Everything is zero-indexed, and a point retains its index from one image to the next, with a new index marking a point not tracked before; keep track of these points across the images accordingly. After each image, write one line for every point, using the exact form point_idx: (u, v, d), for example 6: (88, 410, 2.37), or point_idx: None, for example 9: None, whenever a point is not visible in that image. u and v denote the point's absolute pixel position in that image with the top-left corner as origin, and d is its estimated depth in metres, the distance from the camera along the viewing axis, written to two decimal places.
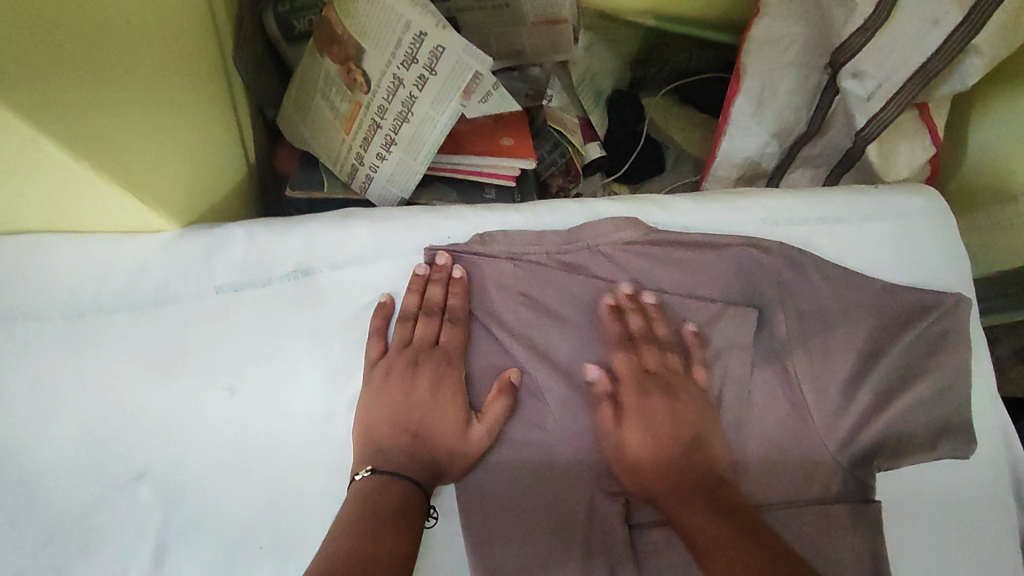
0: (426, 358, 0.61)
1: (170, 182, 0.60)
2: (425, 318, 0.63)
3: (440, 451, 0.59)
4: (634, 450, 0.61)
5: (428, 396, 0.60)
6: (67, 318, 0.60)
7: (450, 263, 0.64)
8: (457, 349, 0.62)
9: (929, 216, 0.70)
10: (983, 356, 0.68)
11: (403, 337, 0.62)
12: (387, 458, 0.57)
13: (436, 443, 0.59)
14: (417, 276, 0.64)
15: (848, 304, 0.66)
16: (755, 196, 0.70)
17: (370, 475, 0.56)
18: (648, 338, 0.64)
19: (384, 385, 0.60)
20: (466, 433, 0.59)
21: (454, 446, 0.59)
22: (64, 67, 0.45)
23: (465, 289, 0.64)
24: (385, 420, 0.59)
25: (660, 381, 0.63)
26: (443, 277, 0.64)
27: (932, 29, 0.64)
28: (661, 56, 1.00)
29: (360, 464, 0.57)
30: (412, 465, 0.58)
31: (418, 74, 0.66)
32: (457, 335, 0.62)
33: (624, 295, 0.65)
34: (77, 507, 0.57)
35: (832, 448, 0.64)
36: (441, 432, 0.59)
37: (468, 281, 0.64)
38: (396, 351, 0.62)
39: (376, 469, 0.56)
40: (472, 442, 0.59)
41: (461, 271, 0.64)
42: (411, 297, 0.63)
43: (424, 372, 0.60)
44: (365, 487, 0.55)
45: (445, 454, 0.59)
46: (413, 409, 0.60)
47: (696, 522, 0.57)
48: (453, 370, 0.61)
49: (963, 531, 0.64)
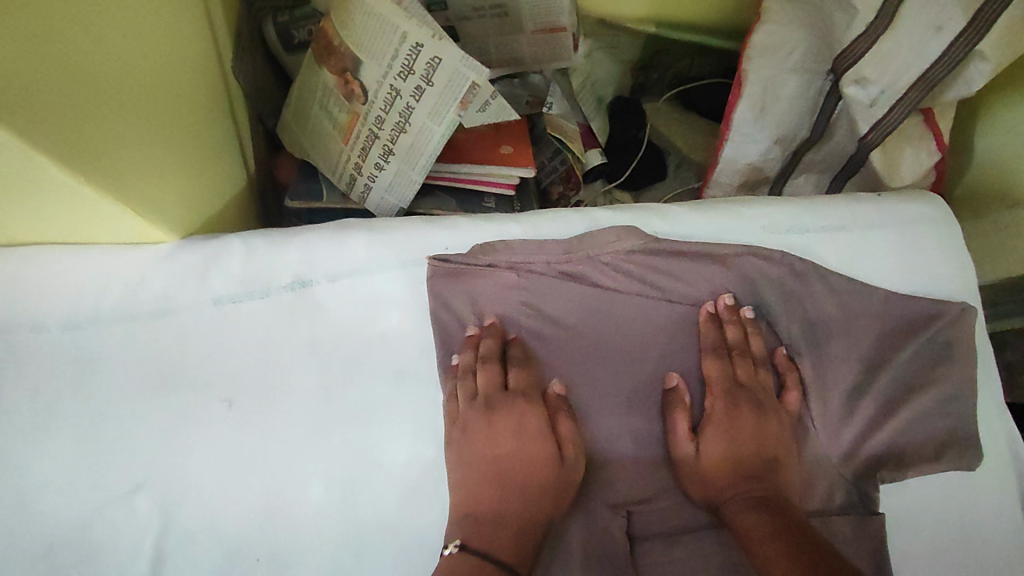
0: (501, 403, 0.61)
1: (169, 194, 0.60)
2: (486, 366, 0.62)
3: (540, 508, 0.58)
4: (709, 465, 0.61)
5: (514, 440, 0.60)
6: (66, 330, 0.60)
7: (498, 323, 0.64)
8: (533, 391, 0.62)
9: (935, 224, 0.69)
10: (990, 364, 0.67)
11: (471, 389, 0.61)
12: (484, 525, 0.57)
13: (533, 488, 0.59)
14: (469, 338, 0.64)
15: (851, 313, 0.65)
16: (756, 204, 0.68)
17: (460, 551, 0.55)
18: (744, 351, 0.64)
19: (464, 439, 0.60)
20: (561, 456, 0.60)
21: (546, 479, 0.59)
22: (63, 84, 0.46)
23: (523, 344, 0.64)
24: (477, 478, 0.59)
25: (750, 395, 0.63)
26: (495, 334, 0.63)
27: (936, 34, 0.63)
28: (662, 62, 0.99)
29: (451, 536, 0.57)
30: (510, 537, 0.57)
31: (415, 84, 0.66)
32: (526, 378, 0.62)
33: (725, 304, 0.65)
34: (76, 518, 0.57)
35: (836, 459, 0.63)
36: (533, 472, 0.59)
37: (524, 338, 0.64)
38: (466, 404, 0.61)
39: (465, 543, 0.55)
40: (568, 469, 0.60)
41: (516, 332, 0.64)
42: (466, 356, 0.63)
43: (504, 418, 0.61)
44: (457, 563, 0.54)
45: (551, 502, 0.59)
46: (502, 459, 0.60)
47: (749, 520, 0.57)
48: (532, 410, 0.61)
49: (970, 544, 0.63)
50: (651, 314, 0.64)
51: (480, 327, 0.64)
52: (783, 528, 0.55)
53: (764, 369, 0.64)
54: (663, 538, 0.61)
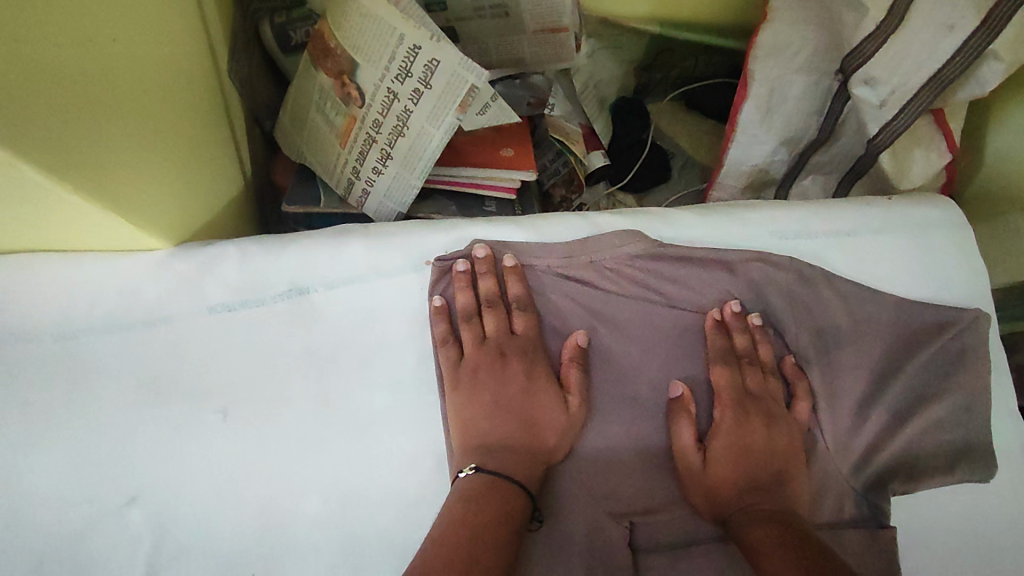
0: (510, 348, 0.61)
1: (162, 200, 0.59)
2: (491, 312, 0.62)
3: (545, 444, 0.59)
4: (716, 480, 0.60)
5: (524, 384, 0.60)
6: (58, 339, 0.59)
7: (491, 255, 0.63)
8: (538, 334, 0.62)
9: (946, 229, 0.67)
10: (1003, 372, 0.65)
11: (476, 335, 0.61)
12: (493, 455, 0.57)
13: (541, 426, 0.59)
14: (462, 274, 0.62)
15: (861, 321, 0.63)
16: (763, 208, 0.67)
17: (474, 473, 0.56)
18: (752, 358, 0.63)
19: (473, 381, 0.60)
20: (567, 402, 0.60)
21: (552, 420, 0.60)
22: (54, 92, 0.45)
23: (521, 276, 0.63)
24: (485, 415, 0.59)
25: (759, 403, 0.61)
26: (491, 269, 0.62)
27: (949, 33, 0.61)
28: (667, 61, 0.96)
29: (463, 461, 0.57)
30: (519, 464, 0.58)
31: (412, 87, 0.64)
32: (532, 322, 0.62)
33: (731, 312, 0.63)
34: (66, 533, 0.55)
35: (847, 471, 0.61)
36: (544, 415, 0.60)
37: (521, 268, 0.63)
38: (474, 348, 0.61)
39: (479, 467, 0.56)
40: (573, 414, 0.60)
41: (512, 261, 0.63)
42: (464, 295, 0.62)
43: (514, 361, 0.61)
44: (473, 485, 0.55)
45: (555, 440, 0.60)
46: (512, 398, 0.60)
47: (758, 532, 0.55)
48: (539, 355, 0.62)
49: (985, 559, 0.61)
50: (656, 321, 0.63)
51: (472, 260, 0.63)
52: (792, 541, 0.53)
53: (773, 378, 0.63)
54: (667, 550, 0.59)
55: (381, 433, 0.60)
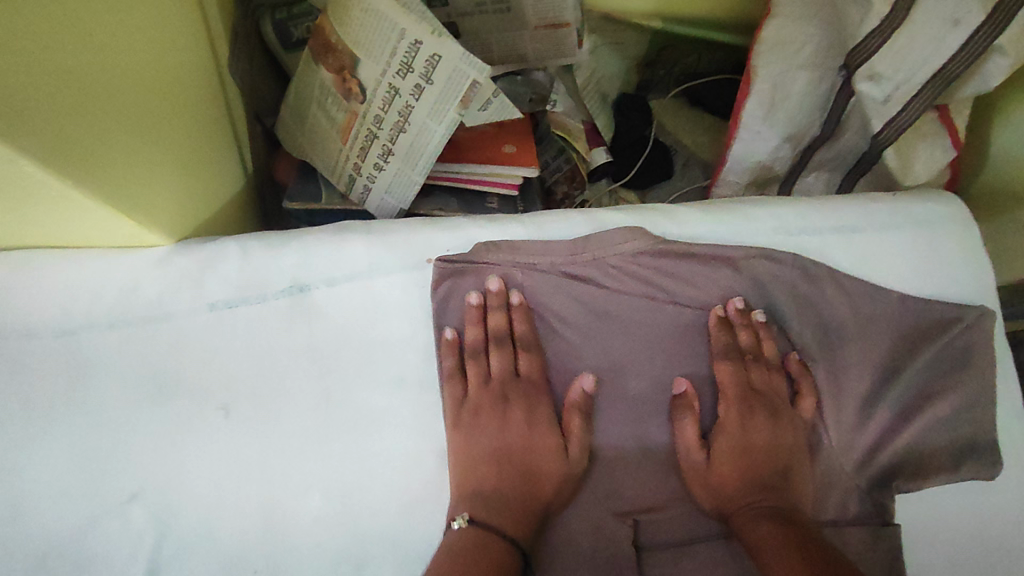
0: (513, 390, 0.62)
1: (163, 197, 0.59)
2: (497, 350, 0.62)
3: (541, 491, 0.59)
4: (717, 475, 0.60)
5: (524, 428, 0.61)
6: (59, 336, 0.58)
7: (502, 288, 0.62)
8: (543, 377, 0.62)
9: (952, 225, 0.67)
10: (1008, 369, 0.65)
11: (482, 374, 0.62)
12: (486, 502, 0.57)
13: (538, 472, 0.59)
14: (472, 307, 0.62)
15: (866, 318, 0.63)
16: (766, 204, 0.66)
17: (466, 525, 0.56)
18: (756, 355, 0.62)
19: (474, 422, 0.60)
20: (567, 448, 0.60)
21: (550, 466, 0.59)
22: (58, 87, 0.45)
23: (527, 314, 0.63)
24: (483, 458, 0.60)
25: (764, 400, 0.61)
26: (500, 304, 0.62)
27: (953, 29, 0.61)
28: (670, 57, 0.96)
29: (457, 509, 0.57)
30: (512, 512, 0.57)
31: (414, 83, 0.64)
32: (536, 363, 0.62)
33: (734, 308, 0.63)
34: (68, 530, 0.55)
35: (851, 468, 0.61)
36: (543, 462, 0.59)
37: (527, 305, 0.63)
38: (478, 388, 0.62)
39: (473, 519, 0.56)
40: (572, 462, 0.60)
41: (518, 297, 0.62)
42: (472, 330, 0.63)
43: (515, 404, 0.61)
44: (462, 540, 0.55)
45: (551, 487, 0.59)
46: (511, 443, 0.60)
47: (758, 532, 0.55)
48: (543, 398, 0.61)
49: (989, 558, 0.61)
50: (659, 318, 0.62)
51: (484, 292, 0.63)
52: (794, 542, 0.53)
53: (777, 374, 0.63)
54: (673, 548, 0.59)
55: (383, 432, 0.59)
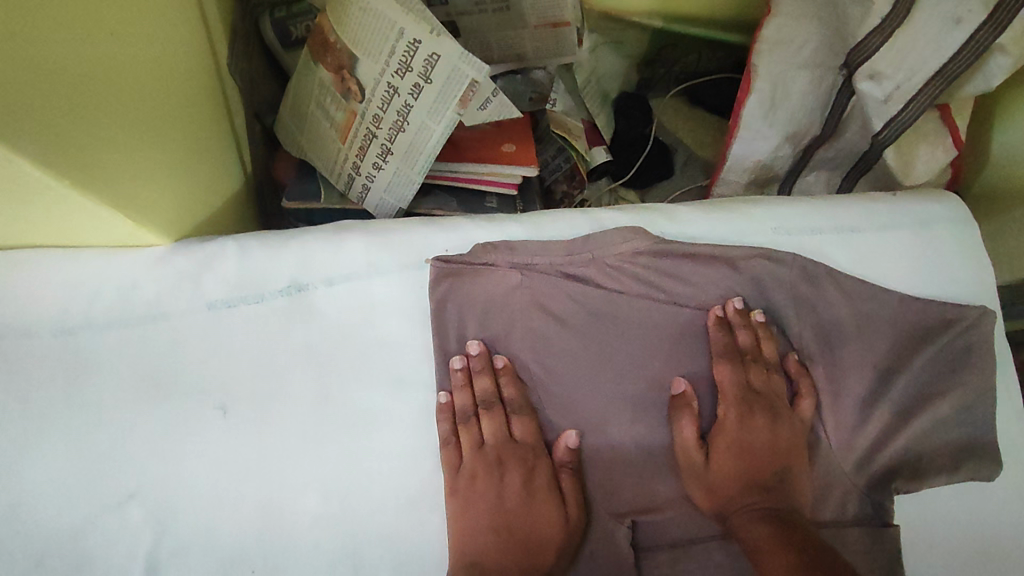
0: (509, 456, 0.60)
1: (161, 196, 0.59)
2: (489, 415, 0.60)
3: (544, 563, 0.56)
4: (717, 476, 0.59)
5: (521, 497, 0.58)
6: (57, 335, 0.58)
7: (485, 351, 0.61)
8: (538, 440, 0.60)
9: (952, 226, 0.66)
10: (1009, 370, 0.65)
11: (474, 439, 0.60)
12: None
13: (539, 544, 0.56)
14: (458, 374, 0.61)
15: (865, 318, 0.62)
16: (766, 204, 0.66)
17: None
18: (755, 356, 0.62)
19: (469, 492, 0.58)
20: (566, 515, 0.58)
21: (550, 534, 0.57)
22: (57, 87, 0.45)
23: (514, 376, 0.62)
24: (481, 529, 0.57)
25: (765, 402, 0.61)
26: (485, 368, 0.61)
27: (955, 27, 0.61)
28: (671, 55, 0.95)
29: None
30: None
31: (413, 82, 0.63)
32: (531, 426, 0.60)
33: (733, 308, 0.62)
34: (66, 529, 0.55)
35: (849, 468, 0.61)
36: (543, 527, 0.57)
37: (514, 367, 0.62)
38: (472, 453, 0.59)
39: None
40: (572, 523, 0.58)
41: (504, 359, 0.62)
42: (462, 396, 0.60)
43: (511, 471, 0.59)
44: None
45: (553, 556, 0.56)
46: (509, 512, 0.58)
47: (756, 532, 0.55)
48: (540, 463, 0.59)
49: (988, 560, 0.60)
50: (658, 317, 0.62)
51: (468, 358, 0.61)
52: (790, 543, 0.53)
53: (777, 375, 0.62)
54: (668, 549, 0.59)
55: (380, 434, 0.59)
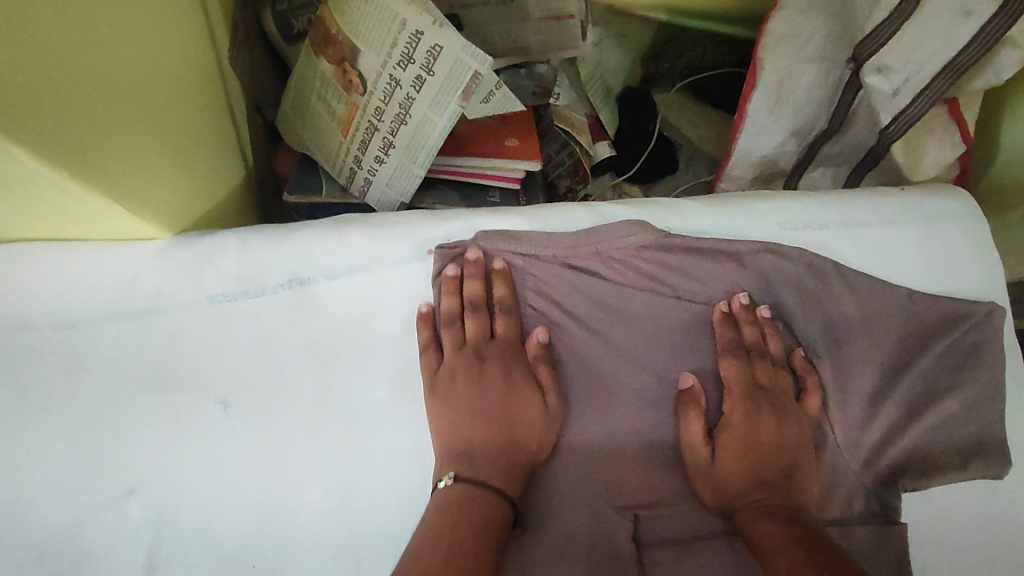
0: (489, 352, 0.60)
1: (162, 190, 0.58)
2: (473, 315, 0.60)
3: (526, 449, 0.58)
4: (722, 471, 0.59)
5: (502, 389, 0.59)
6: (58, 329, 0.58)
7: (481, 257, 0.61)
8: (518, 338, 0.61)
9: (963, 220, 0.65)
10: (1019, 369, 0.64)
11: (456, 340, 0.60)
12: (477, 466, 0.55)
13: (520, 434, 0.58)
14: (450, 279, 0.61)
15: (874, 315, 0.61)
16: (771, 198, 0.65)
17: (453, 483, 0.54)
18: (762, 352, 0.61)
19: (451, 387, 0.58)
20: (546, 404, 0.59)
21: (533, 422, 0.58)
22: (56, 82, 0.44)
23: (508, 278, 0.61)
24: (463, 422, 0.57)
25: (771, 398, 0.60)
26: (477, 273, 0.61)
27: (965, 20, 0.60)
28: (675, 50, 0.95)
29: (443, 470, 0.56)
30: (499, 465, 0.56)
31: (414, 74, 0.63)
32: (513, 325, 0.61)
33: (739, 304, 0.62)
34: (67, 523, 0.55)
35: (856, 466, 0.60)
36: (523, 417, 0.58)
37: (509, 271, 0.62)
38: (453, 355, 0.59)
39: (458, 475, 0.55)
40: (552, 413, 0.59)
41: (501, 263, 0.61)
42: (449, 300, 0.61)
43: (491, 367, 0.59)
44: (451, 494, 0.53)
45: (535, 444, 0.58)
46: (490, 404, 0.58)
47: (763, 529, 0.53)
48: (518, 358, 0.60)
49: (997, 558, 0.60)
50: (664, 313, 0.61)
51: (461, 266, 0.62)
52: (801, 539, 0.51)
53: (785, 372, 0.62)
54: (671, 546, 0.58)
55: (383, 427, 0.59)
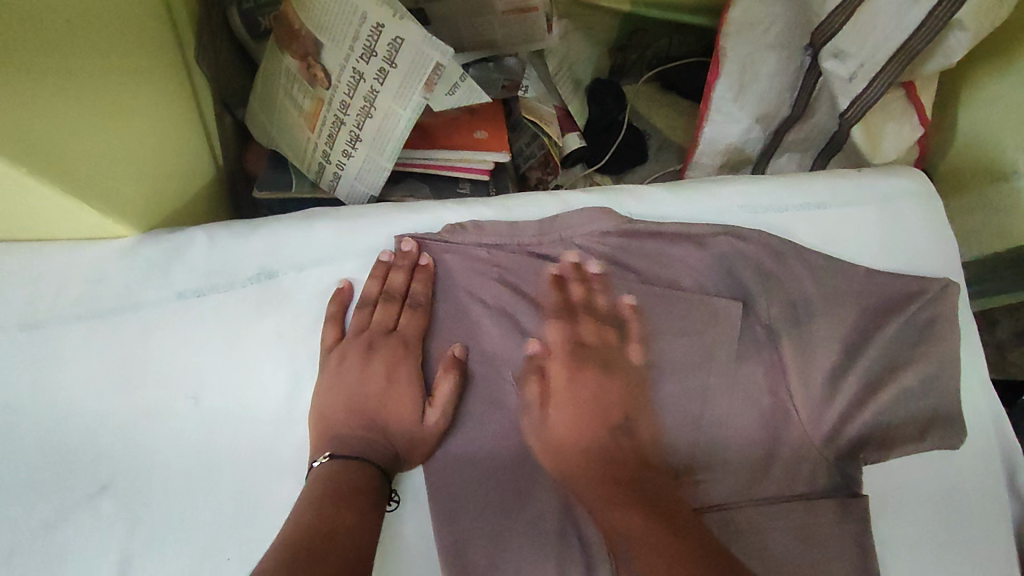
0: (383, 343, 0.60)
1: (129, 188, 0.59)
2: (384, 304, 0.61)
3: (389, 445, 0.57)
4: (558, 433, 0.59)
5: (381, 384, 0.59)
6: (25, 329, 0.58)
7: (415, 249, 0.62)
8: (417, 336, 0.61)
9: (915, 199, 0.68)
10: (973, 342, 0.66)
11: (361, 322, 0.61)
12: (342, 450, 0.55)
13: (391, 425, 0.58)
14: (381, 262, 0.61)
15: (832, 292, 0.63)
16: (731, 183, 0.67)
17: (328, 461, 0.54)
18: (587, 308, 0.61)
19: (339, 369, 0.59)
20: (424, 415, 0.58)
21: (404, 424, 0.58)
22: (24, 82, 0.45)
23: (430, 276, 0.62)
24: (341, 405, 0.58)
25: (596, 355, 0.61)
26: (405, 263, 0.61)
27: (913, 5, 0.62)
28: (641, 41, 0.97)
29: (319, 450, 0.56)
30: (369, 449, 0.56)
31: (378, 67, 0.64)
32: (418, 321, 0.61)
33: (568, 264, 0.62)
34: (37, 524, 0.55)
35: (817, 441, 0.61)
36: (397, 415, 0.58)
37: (435, 268, 0.62)
38: (352, 336, 0.60)
39: (334, 454, 0.55)
40: (428, 426, 0.58)
41: (429, 259, 0.62)
42: (371, 283, 0.61)
43: (379, 358, 0.59)
44: (324, 474, 0.53)
45: (402, 445, 0.57)
46: (367, 397, 0.58)
47: (619, 520, 0.54)
48: (410, 357, 0.60)
49: (955, 528, 0.62)
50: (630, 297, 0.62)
51: (396, 252, 0.62)
52: (634, 501, 0.55)
53: (763, 352, 0.62)
54: None
55: None
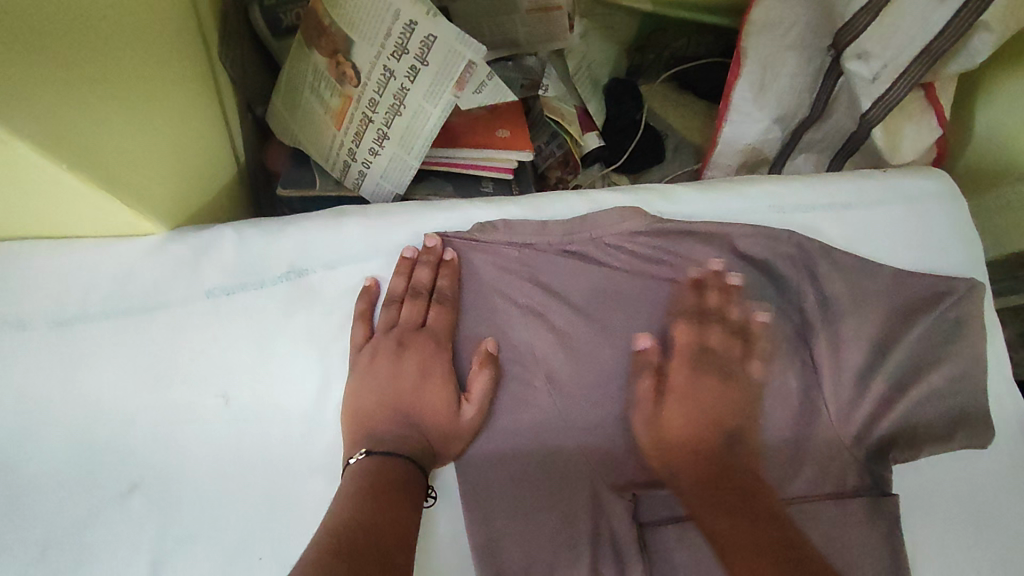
0: (413, 339, 0.60)
1: (160, 187, 0.59)
2: (411, 299, 0.60)
3: (427, 440, 0.57)
4: (669, 431, 0.60)
5: (415, 380, 0.58)
6: (52, 327, 0.57)
7: (439, 245, 0.62)
8: (445, 331, 0.60)
9: (940, 199, 0.68)
10: (999, 342, 0.66)
11: (390, 319, 0.60)
12: (381, 445, 0.55)
13: (426, 420, 0.58)
14: (406, 259, 0.61)
15: (860, 292, 0.63)
16: (758, 183, 0.67)
17: (364, 459, 0.54)
18: (718, 317, 0.62)
19: (371, 366, 0.58)
20: (460, 411, 0.58)
21: (438, 420, 0.57)
22: (63, 78, 0.45)
23: (455, 271, 0.61)
24: (376, 404, 0.57)
25: (714, 363, 0.62)
26: (430, 259, 0.61)
27: (940, 6, 0.62)
28: (659, 41, 0.99)
29: (353, 448, 0.55)
30: (407, 444, 0.56)
31: (409, 64, 0.64)
32: (445, 317, 0.61)
33: (712, 270, 0.63)
34: (68, 521, 0.54)
35: (848, 442, 0.61)
36: (431, 409, 0.58)
37: (459, 264, 0.62)
38: (381, 334, 0.60)
39: (370, 451, 0.55)
40: (464, 422, 0.58)
41: (452, 254, 0.62)
42: (396, 280, 0.61)
43: (410, 356, 0.59)
44: (359, 470, 0.53)
45: (439, 443, 0.57)
46: (401, 394, 0.58)
47: (715, 521, 0.54)
48: (440, 353, 0.60)
49: (982, 527, 0.62)
50: (663, 296, 0.62)
51: (420, 249, 0.62)
52: (728, 503, 0.55)
53: (796, 351, 0.62)
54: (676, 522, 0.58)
55: None
